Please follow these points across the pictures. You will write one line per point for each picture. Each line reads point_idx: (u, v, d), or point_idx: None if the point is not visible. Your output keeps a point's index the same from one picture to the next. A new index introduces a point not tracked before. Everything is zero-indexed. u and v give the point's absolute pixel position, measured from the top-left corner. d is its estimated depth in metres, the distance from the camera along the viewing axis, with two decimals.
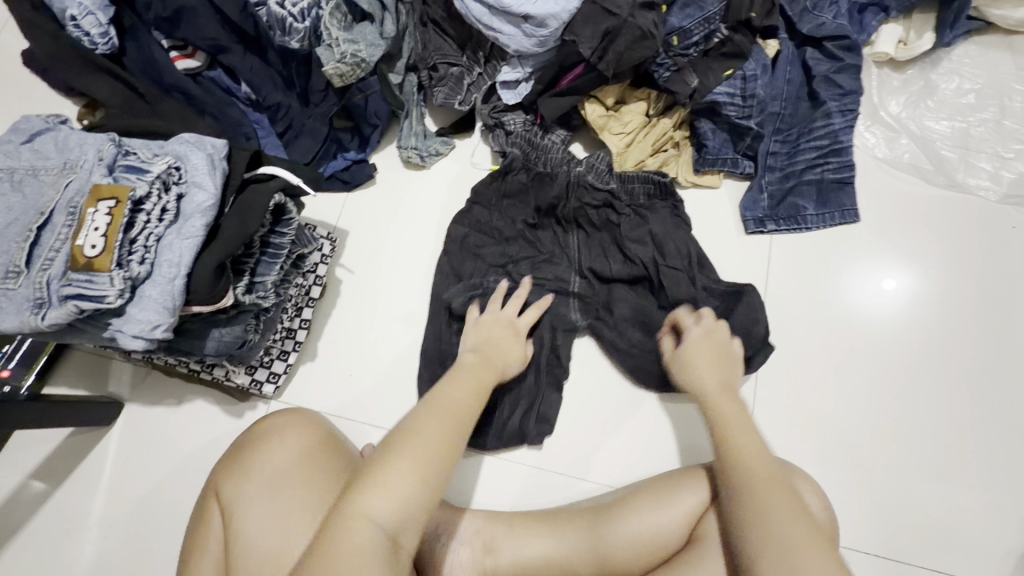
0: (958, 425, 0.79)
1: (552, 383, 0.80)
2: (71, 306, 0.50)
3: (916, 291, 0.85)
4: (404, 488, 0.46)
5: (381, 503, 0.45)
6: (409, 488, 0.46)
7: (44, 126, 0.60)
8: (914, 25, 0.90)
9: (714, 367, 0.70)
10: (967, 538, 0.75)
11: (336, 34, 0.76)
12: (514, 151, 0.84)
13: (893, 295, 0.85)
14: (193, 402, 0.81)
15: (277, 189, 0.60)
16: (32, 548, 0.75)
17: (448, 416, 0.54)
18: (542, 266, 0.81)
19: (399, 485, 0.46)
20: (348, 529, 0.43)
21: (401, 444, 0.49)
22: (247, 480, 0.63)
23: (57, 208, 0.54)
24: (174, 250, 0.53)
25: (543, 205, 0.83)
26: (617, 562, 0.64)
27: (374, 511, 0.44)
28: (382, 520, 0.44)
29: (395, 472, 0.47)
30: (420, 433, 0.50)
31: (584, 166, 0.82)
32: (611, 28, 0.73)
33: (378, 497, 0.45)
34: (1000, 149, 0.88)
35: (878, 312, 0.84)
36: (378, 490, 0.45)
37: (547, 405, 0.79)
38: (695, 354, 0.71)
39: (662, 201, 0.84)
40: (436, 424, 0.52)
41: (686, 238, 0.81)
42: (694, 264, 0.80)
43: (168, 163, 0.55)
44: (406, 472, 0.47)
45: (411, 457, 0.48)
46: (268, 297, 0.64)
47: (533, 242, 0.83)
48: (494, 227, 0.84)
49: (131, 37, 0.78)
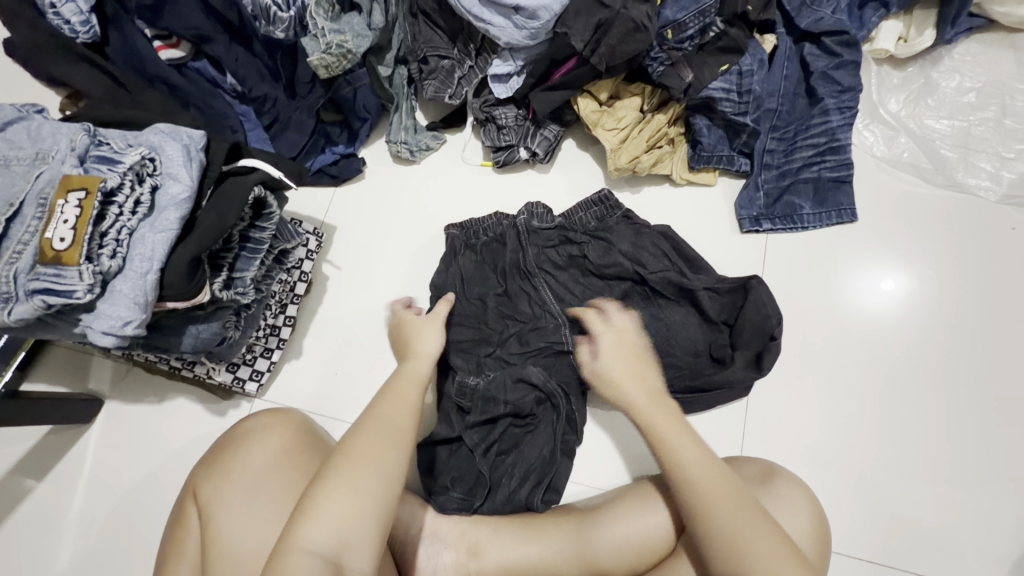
0: (955, 430, 0.78)
1: (564, 451, 0.75)
2: (38, 301, 0.48)
3: (918, 294, 0.83)
4: (340, 516, 0.48)
5: (318, 534, 0.47)
6: (344, 514, 0.48)
7: (16, 116, 0.57)
8: (915, 21, 0.88)
9: (636, 373, 0.67)
10: (963, 545, 0.74)
11: (322, 23, 0.74)
12: (452, 229, 0.83)
13: (891, 295, 0.84)
14: (176, 399, 0.79)
15: (257, 181, 0.58)
16: (10, 547, 0.74)
17: (387, 434, 0.54)
18: (534, 338, 0.77)
19: (337, 516, 0.48)
20: (287, 561, 0.45)
21: (338, 473, 0.51)
22: (227, 481, 0.61)
23: (27, 199, 0.52)
24: (147, 244, 0.52)
25: (506, 268, 0.80)
26: (606, 569, 0.63)
27: (310, 541, 0.47)
28: (321, 550, 0.46)
29: (330, 503, 0.49)
30: (358, 458, 0.52)
31: (523, 214, 0.82)
32: (603, 20, 0.71)
33: (313, 525, 0.47)
34: (1000, 149, 0.86)
35: (874, 310, 0.83)
36: (313, 519, 0.48)
37: (558, 475, 0.73)
38: (604, 346, 0.71)
39: (614, 216, 0.82)
40: (378, 444, 0.53)
41: (653, 237, 0.81)
42: (676, 259, 0.80)
43: (142, 154, 0.53)
44: (346, 501, 0.49)
45: (350, 484, 0.50)
46: (248, 293, 0.62)
47: (517, 314, 0.79)
48: (467, 314, 0.79)
49: (114, 26, 0.75)
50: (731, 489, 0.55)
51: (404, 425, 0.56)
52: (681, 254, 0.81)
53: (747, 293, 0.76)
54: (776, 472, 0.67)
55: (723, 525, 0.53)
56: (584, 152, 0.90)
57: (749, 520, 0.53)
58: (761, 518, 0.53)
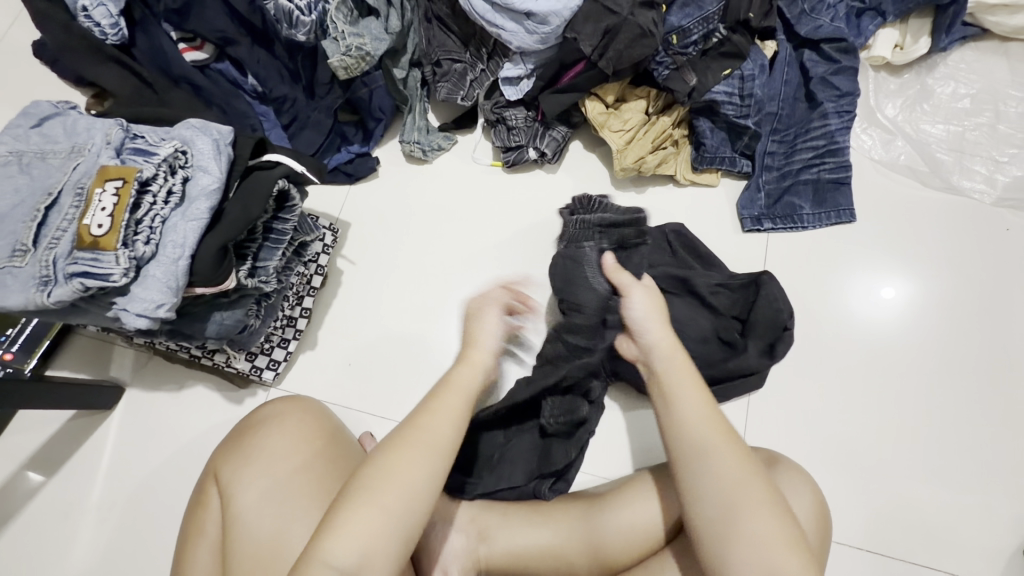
0: (952, 425, 0.80)
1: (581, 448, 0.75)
2: (76, 284, 0.51)
3: (915, 300, 0.85)
4: (368, 538, 0.46)
5: (341, 550, 0.45)
6: (370, 533, 0.46)
7: (52, 111, 0.60)
8: (910, 29, 0.91)
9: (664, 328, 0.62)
10: (961, 537, 0.75)
11: (342, 28, 0.78)
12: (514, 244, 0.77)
13: (890, 304, 0.85)
14: (195, 387, 0.81)
15: (280, 176, 0.61)
16: (31, 530, 0.76)
17: (431, 456, 0.50)
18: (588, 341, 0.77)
19: (366, 534, 0.46)
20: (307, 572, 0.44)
21: (373, 490, 0.47)
22: (246, 463, 0.62)
23: (65, 189, 0.55)
24: (179, 231, 0.54)
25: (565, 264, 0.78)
26: (612, 552, 0.65)
27: (331, 556, 0.45)
28: (342, 566, 0.44)
29: (359, 521, 0.46)
30: (399, 483, 0.48)
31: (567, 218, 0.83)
32: (610, 26, 0.74)
33: (335, 542, 0.45)
34: (994, 153, 0.89)
35: (873, 320, 0.85)
36: (336, 535, 0.45)
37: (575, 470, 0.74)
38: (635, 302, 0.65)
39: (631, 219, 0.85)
40: (412, 467, 0.49)
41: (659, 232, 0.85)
42: (682, 253, 0.84)
43: (176, 147, 0.56)
44: (377, 525, 0.46)
45: (382, 507, 0.47)
46: (270, 282, 0.65)
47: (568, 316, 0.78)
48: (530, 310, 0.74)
49: (141, 29, 0.78)
50: (737, 463, 0.50)
51: (446, 450, 0.51)
52: (691, 249, 0.84)
53: (759, 289, 0.77)
54: (779, 462, 0.68)
55: (726, 504, 0.49)
56: (590, 153, 0.93)
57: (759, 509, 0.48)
58: (772, 508, 0.49)
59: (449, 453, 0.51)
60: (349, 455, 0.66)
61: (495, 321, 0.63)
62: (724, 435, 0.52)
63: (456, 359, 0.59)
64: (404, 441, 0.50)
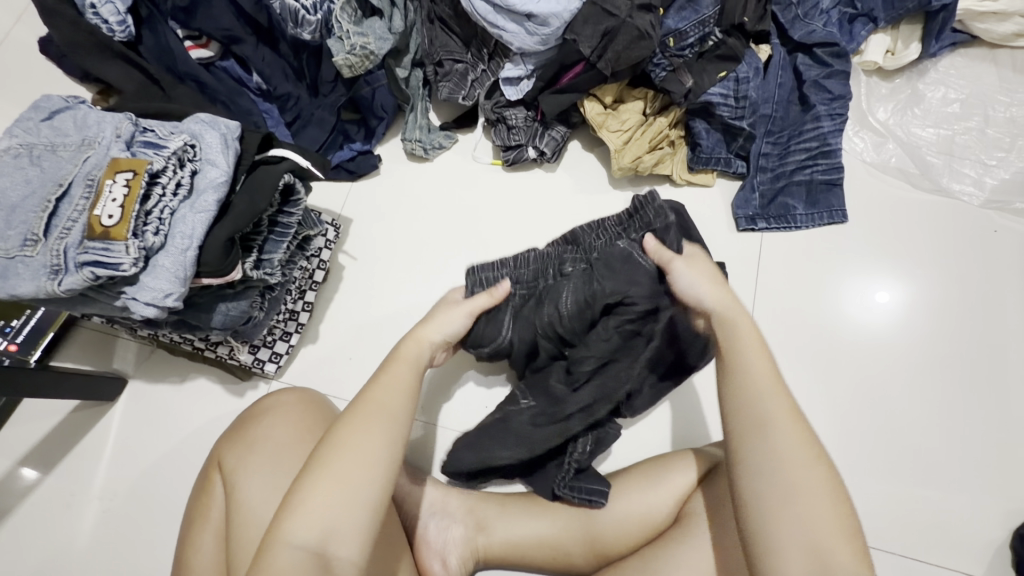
0: (943, 423, 0.81)
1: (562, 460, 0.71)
2: (87, 273, 0.52)
3: (909, 305, 0.87)
4: (327, 515, 0.46)
5: (303, 528, 0.46)
6: (329, 507, 0.46)
7: (63, 105, 0.62)
8: (901, 35, 0.93)
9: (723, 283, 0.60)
10: (947, 529, 0.77)
11: (347, 27, 0.80)
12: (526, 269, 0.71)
13: (885, 308, 0.87)
14: (196, 380, 0.83)
15: (286, 170, 0.62)
16: (34, 519, 0.77)
17: (387, 427, 0.51)
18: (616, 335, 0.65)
19: (325, 511, 0.46)
20: (271, 555, 0.45)
21: (332, 465, 0.48)
22: (251, 452, 0.64)
23: (76, 180, 0.56)
24: (187, 223, 0.56)
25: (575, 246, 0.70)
26: (608, 540, 0.66)
27: (292, 535, 0.45)
28: (304, 544, 0.45)
29: (316, 499, 0.47)
30: (355, 455, 0.49)
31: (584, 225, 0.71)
32: (610, 28, 0.76)
33: (296, 521, 0.46)
34: (983, 157, 0.91)
35: (867, 325, 0.86)
36: (296, 514, 0.46)
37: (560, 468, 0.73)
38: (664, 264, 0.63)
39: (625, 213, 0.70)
40: (359, 439, 0.50)
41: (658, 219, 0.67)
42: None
43: (185, 140, 0.58)
44: (339, 500, 0.47)
45: (340, 482, 0.47)
46: (275, 274, 0.66)
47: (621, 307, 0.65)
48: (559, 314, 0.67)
49: (148, 27, 0.80)
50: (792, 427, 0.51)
51: (399, 418, 0.52)
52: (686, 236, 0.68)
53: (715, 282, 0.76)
54: None
55: (773, 463, 0.49)
56: (588, 153, 0.95)
57: (805, 473, 0.48)
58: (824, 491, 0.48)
59: (406, 420, 0.53)
60: None
61: (461, 313, 0.65)
62: (786, 407, 0.51)
63: (404, 335, 0.62)
64: (359, 414, 0.52)
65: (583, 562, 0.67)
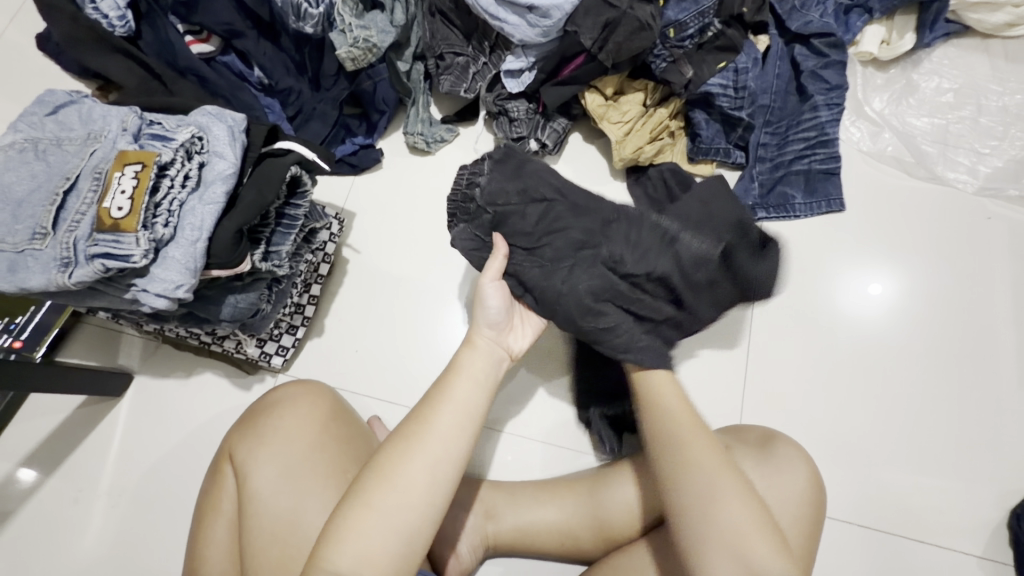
0: (939, 405, 0.83)
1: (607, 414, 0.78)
2: (98, 265, 0.52)
3: (901, 294, 0.88)
4: (372, 546, 0.46)
5: (342, 554, 0.45)
6: (374, 543, 0.46)
7: (67, 99, 0.61)
8: (896, 25, 0.95)
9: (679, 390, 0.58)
10: (947, 513, 0.79)
11: (349, 20, 0.80)
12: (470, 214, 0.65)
13: (880, 298, 0.88)
14: (203, 374, 0.83)
15: (292, 162, 0.63)
16: (42, 516, 0.77)
17: (434, 448, 0.49)
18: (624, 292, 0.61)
19: (365, 540, 0.46)
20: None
21: (370, 493, 0.47)
22: (261, 444, 0.63)
23: (83, 173, 0.56)
24: (196, 215, 0.56)
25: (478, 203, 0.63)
26: (615, 526, 0.66)
27: (331, 564, 0.45)
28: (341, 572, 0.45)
29: (358, 532, 0.46)
30: (398, 486, 0.48)
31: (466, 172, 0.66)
32: (610, 19, 0.77)
33: (340, 554, 0.46)
34: (977, 145, 0.92)
35: (866, 315, 0.88)
36: (341, 546, 0.46)
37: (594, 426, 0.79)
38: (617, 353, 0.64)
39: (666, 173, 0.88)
40: (409, 469, 0.48)
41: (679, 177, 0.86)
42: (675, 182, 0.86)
43: (192, 132, 0.58)
44: (374, 528, 0.46)
45: (381, 510, 0.47)
46: (282, 267, 0.66)
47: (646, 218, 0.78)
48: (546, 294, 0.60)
49: (148, 22, 0.80)
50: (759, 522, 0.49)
51: (449, 441, 0.50)
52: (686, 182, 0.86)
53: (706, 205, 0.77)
54: (776, 437, 0.69)
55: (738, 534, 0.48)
56: (590, 145, 0.95)
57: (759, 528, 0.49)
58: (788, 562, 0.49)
59: (459, 434, 0.51)
60: (359, 438, 0.67)
61: (494, 287, 0.60)
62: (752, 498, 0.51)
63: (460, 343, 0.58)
64: (403, 438, 0.50)
65: (592, 546, 0.67)
